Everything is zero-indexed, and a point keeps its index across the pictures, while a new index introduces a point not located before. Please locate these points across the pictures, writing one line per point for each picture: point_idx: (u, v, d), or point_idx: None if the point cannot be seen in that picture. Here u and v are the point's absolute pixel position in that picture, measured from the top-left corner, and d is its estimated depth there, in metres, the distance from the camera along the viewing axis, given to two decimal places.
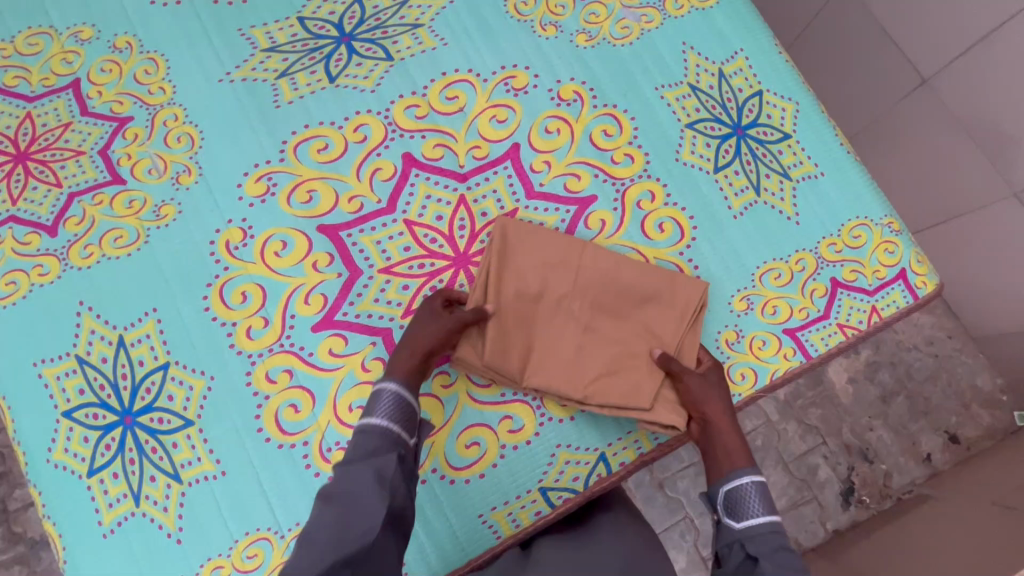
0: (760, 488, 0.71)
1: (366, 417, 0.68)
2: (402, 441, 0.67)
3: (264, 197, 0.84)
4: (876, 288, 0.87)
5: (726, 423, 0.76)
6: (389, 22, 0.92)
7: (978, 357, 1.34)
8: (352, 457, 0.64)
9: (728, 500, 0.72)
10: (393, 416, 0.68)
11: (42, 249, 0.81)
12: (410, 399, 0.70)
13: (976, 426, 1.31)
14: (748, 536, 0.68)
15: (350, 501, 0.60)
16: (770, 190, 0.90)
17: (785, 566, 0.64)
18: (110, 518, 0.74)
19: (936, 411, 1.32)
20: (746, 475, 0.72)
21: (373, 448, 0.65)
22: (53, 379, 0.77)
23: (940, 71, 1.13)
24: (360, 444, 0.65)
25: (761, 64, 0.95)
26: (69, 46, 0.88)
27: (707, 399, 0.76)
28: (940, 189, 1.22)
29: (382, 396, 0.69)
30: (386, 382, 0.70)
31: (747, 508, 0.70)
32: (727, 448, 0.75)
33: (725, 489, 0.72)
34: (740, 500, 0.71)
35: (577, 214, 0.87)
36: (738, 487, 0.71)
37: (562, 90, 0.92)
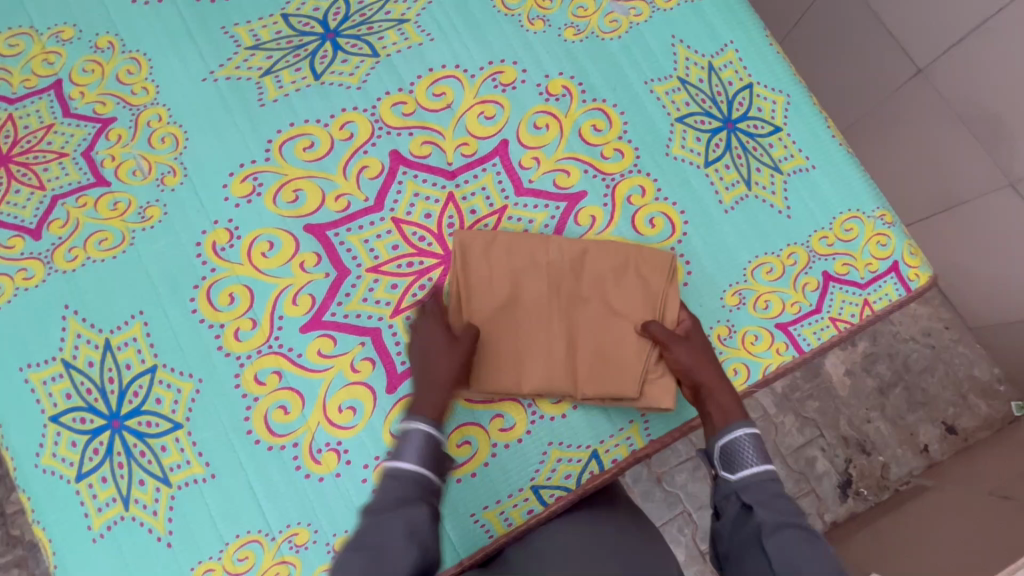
0: (754, 441, 0.71)
1: (395, 459, 0.67)
2: (432, 485, 0.67)
3: (250, 197, 0.83)
4: (869, 281, 0.86)
5: (718, 386, 0.76)
6: (374, 18, 0.91)
7: (975, 347, 1.34)
8: (383, 504, 0.63)
9: (722, 454, 0.72)
10: (422, 459, 0.67)
11: (26, 253, 0.80)
12: (439, 438, 0.69)
13: (972, 416, 1.31)
14: (744, 485, 0.68)
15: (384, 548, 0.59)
16: (761, 184, 0.89)
17: (783, 512, 0.65)
18: (99, 522, 0.74)
19: (933, 401, 1.31)
20: (740, 428, 0.72)
21: (405, 494, 0.64)
22: (39, 383, 0.77)
23: (936, 60, 1.11)
24: (392, 489, 0.64)
25: (752, 55, 0.94)
26: (50, 46, 0.86)
27: (698, 365, 0.76)
28: (936, 179, 1.21)
29: (410, 436, 0.68)
30: (414, 422, 0.69)
31: (742, 458, 0.70)
32: (722, 409, 0.75)
33: (721, 444, 0.72)
34: (734, 451, 0.71)
35: (567, 210, 0.86)
36: (732, 440, 0.72)
37: (551, 85, 0.91)
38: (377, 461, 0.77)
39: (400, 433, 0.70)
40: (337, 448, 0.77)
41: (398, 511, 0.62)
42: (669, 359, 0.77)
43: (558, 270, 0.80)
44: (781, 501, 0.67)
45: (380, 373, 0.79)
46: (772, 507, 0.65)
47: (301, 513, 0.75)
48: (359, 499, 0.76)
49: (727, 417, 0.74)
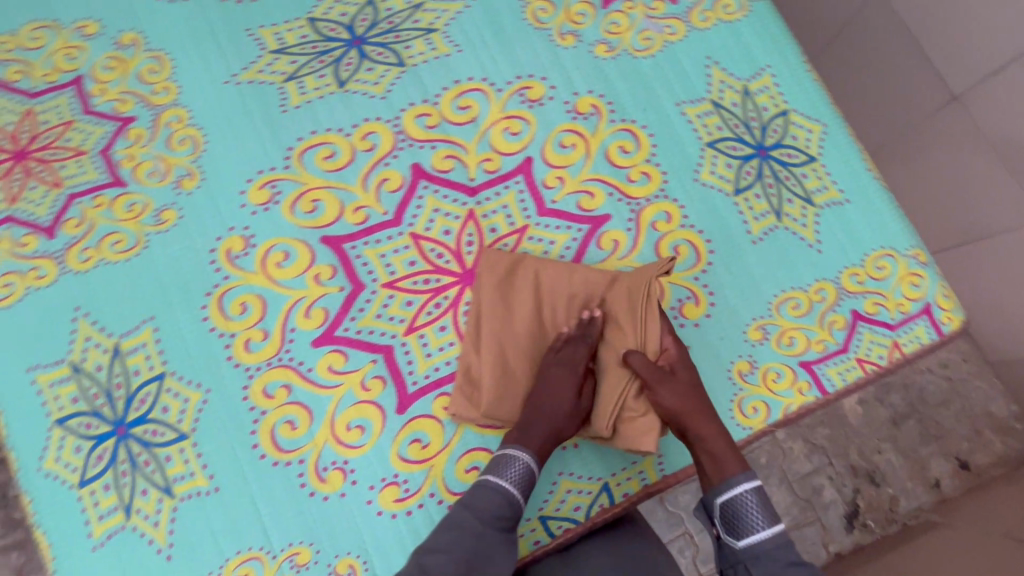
0: (761, 498, 0.64)
1: (494, 477, 0.67)
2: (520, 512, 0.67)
3: (267, 205, 0.81)
4: (898, 322, 0.84)
5: (708, 427, 0.71)
6: (402, 26, 0.89)
7: (993, 384, 1.30)
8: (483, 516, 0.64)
9: (726, 514, 0.66)
10: (523, 488, 0.67)
11: (40, 251, 0.78)
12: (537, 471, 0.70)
13: (988, 454, 1.27)
14: (753, 557, 0.62)
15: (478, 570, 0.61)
16: (792, 216, 0.87)
17: None
18: (100, 531, 0.72)
19: (947, 436, 1.28)
20: (743, 484, 0.65)
21: (502, 514, 0.64)
22: (46, 385, 0.75)
23: (972, 87, 1.08)
24: (492, 509, 0.64)
25: (788, 81, 0.91)
26: (73, 41, 0.85)
27: (685, 408, 0.71)
28: (965, 211, 1.17)
29: (515, 460, 0.68)
30: (520, 450, 0.69)
31: (749, 524, 0.63)
32: (717, 455, 0.69)
33: (722, 502, 0.66)
34: (739, 514, 0.64)
35: (590, 233, 0.84)
36: (734, 498, 0.66)
37: (579, 103, 0.88)
38: (384, 483, 0.75)
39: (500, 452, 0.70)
40: (343, 467, 0.75)
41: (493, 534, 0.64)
42: (654, 401, 0.71)
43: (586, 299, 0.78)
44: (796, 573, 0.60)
45: (391, 393, 0.77)
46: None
47: (303, 532, 0.74)
48: (363, 520, 0.74)
49: (722, 463, 0.69)
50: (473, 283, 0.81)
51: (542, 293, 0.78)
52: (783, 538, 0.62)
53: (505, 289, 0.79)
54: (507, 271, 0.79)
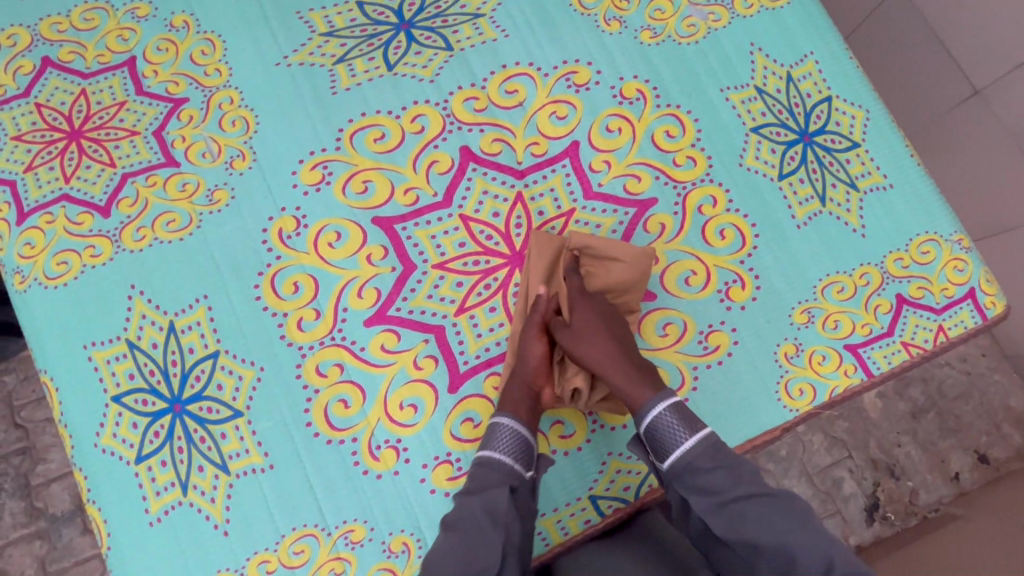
0: (674, 412, 0.68)
1: (480, 448, 0.71)
2: (513, 472, 0.68)
3: (319, 185, 0.82)
4: (943, 307, 0.84)
5: (616, 372, 0.71)
6: (449, 10, 0.90)
7: (1012, 377, 1.31)
8: (468, 489, 0.67)
9: (650, 439, 0.69)
10: (503, 447, 0.69)
11: (95, 230, 0.79)
12: (522, 429, 0.70)
13: (1005, 447, 1.28)
14: (674, 473, 0.67)
15: (469, 533, 0.63)
16: (835, 201, 0.87)
17: (713, 488, 0.65)
18: (157, 507, 0.73)
19: (966, 429, 1.28)
20: (656, 407, 0.68)
21: (487, 483, 0.66)
22: (103, 362, 0.76)
23: (992, 83, 1.08)
24: (476, 475, 0.68)
25: (831, 67, 0.92)
26: (125, 23, 0.86)
27: (592, 359, 0.72)
28: (986, 204, 1.17)
29: (495, 428, 0.70)
30: (499, 416, 0.71)
31: (669, 442, 0.68)
32: (626, 394, 0.70)
33: (643, 429, 0.70)
34: (658, 436, 0.68)
35: (637, 216, 0.85)
36: (653, 421, 0.69)
37: (625, 88, 0.89)
38: (436, 461, 0.75)
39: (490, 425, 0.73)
40: (396, 446, 0.76)
41: (479, 495, 0.66)
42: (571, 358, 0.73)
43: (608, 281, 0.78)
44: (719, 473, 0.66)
45: (443, 372, 0.78)
46: (705, 487, 0.65)
47: (358, 510, 0.74)
48: (416, 498, 0.74)
49: (638, 401, 0.70)
50: (523, 266, 0.81)
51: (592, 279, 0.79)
52: (701, 446, 0.67)
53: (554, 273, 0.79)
54: (555, 257, 0.79)
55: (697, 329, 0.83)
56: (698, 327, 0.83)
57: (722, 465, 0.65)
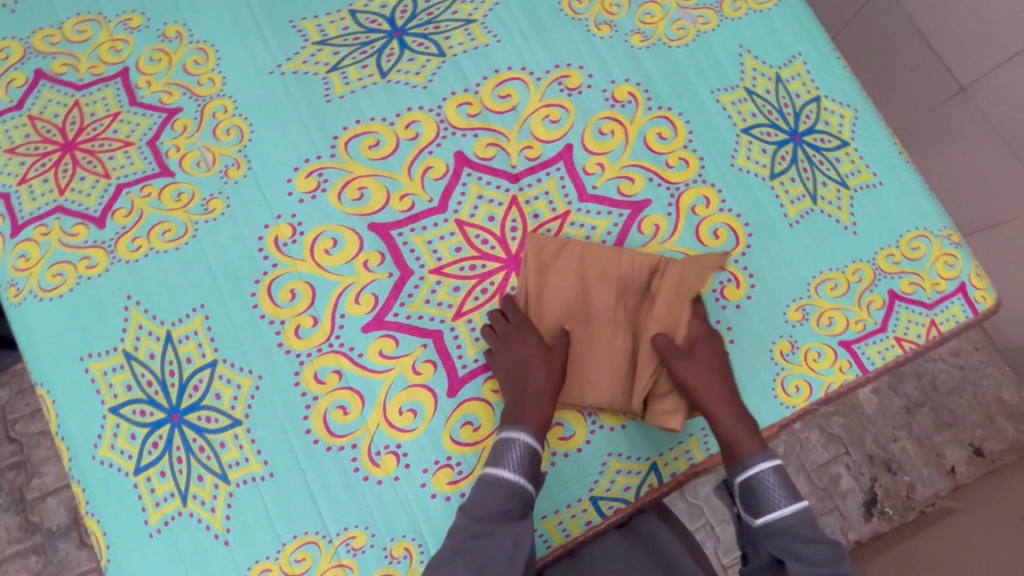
0: (779, 477, 0.69)
1: (495, 466, 0.68)
2: (531, 499, 0.68)
3: (314, 193, 0.82)
4: (935, 301, 0.85)
5: (723, 409, 0.73)
6: (441, 17, 0.90)
7: (1004, 371, 1.32)
8: (485, 513, 0.66)
9: (745, 493, 0.70)
10: (524, 471, 0.68)
11: (90, 241, 0.79)
12: (539, 448, 0.70)
13: (1000, 439, 1.29)
14: (768, 533, 0.67)
15: (486, 564, 0.63)
16: (827, 199, 0.88)
17: (809, 558, 0.64)
18: (157, 517, 0.73)
19: (961, 423, 1.30)
20: (762, 464, 0.70)
21: (509, 510, 0.66)
22: (100, 374, 0.76)
23: (978, 80, 1.10)
24: (495, 500, 0.66)
25: (819, 68, 0.93)
26: (118, 34, 0.86)
27: (701, 387, 0.74)
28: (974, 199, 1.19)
29: (515, 446, 0.68)
30: (518, 432, 0.69)
31: (768, 501, 0.68)
32: (730, 437, 0.72)
33: (740, 481, 0.70)
34: (758, 493, 0.69)
35: (631, 218, 0.85)
36: (752, 477, 0.70)
37: (616, 91, 0.90)
38: (437, 465, 0.75)
39: (500, 436, 0.71)
40: (396, 451, 0.76)
41: (501, 525, 0.65)
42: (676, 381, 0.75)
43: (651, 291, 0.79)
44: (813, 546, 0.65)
45: (441, 376, 0.78)
46: (799, 556, 0.64)
47: (358, 516, 0.74)
48: (416, 503, 0.74)
49: (744, 451, 0.71)
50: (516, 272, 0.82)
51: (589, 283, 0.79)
52: (803, 515, 0.67)
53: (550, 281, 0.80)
54: (551, 259, 0.80)
55: None
56: None
57: (823, 540, 0.65)
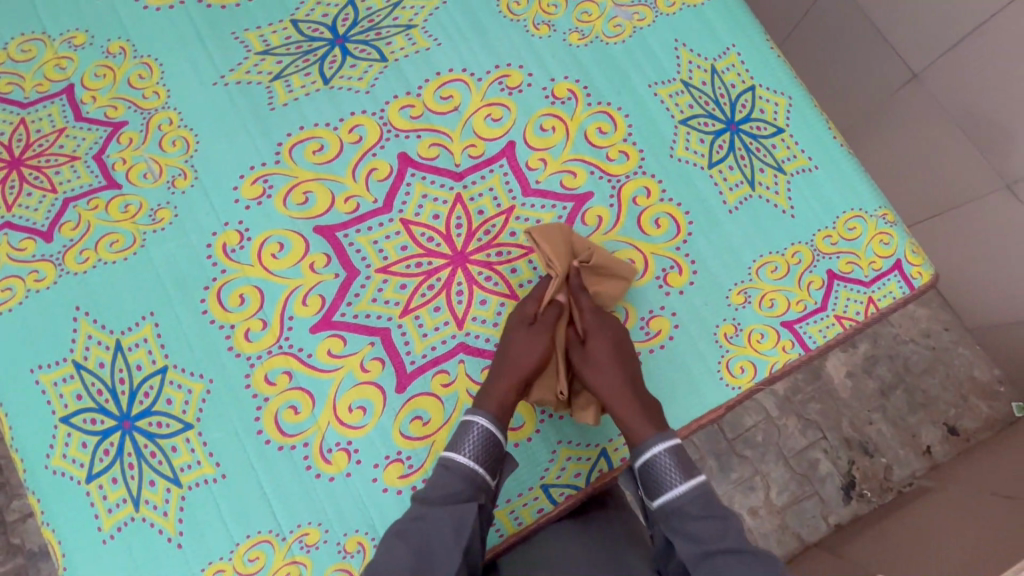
0: (672, 457, 0.71)
1: (452, 450, 0.71)
2: (481, 483, 0.69)
3: (260, 199, 0.84)
4: (873, 279, 0.87)
5: (619, 400, 0.75)
6: (382, 24, 0.93)
7: (974, 350, 1.31)
8: (434, 494, 0.68)
9: (644, 477, 0.72)
10: (479, 456, 0.70)
11: (38, 255, 0.80)
12: (499, 436, 0.72)
13: (973, 418, 1.28)
14: (664, 514, 0.69)
15: (425, 546, 0.64)
16: (764, 184, 0.91)
17: (697, 538, 0.65)
18: (110, 524, 0.74)
19: (934, 403, 1.28)
20: (655, 448, 0.71)
21: (456, 493, 0.68)
22: (50, 385, 0.77)
23: (930, 66, 1.11)
24: (445, 483, 0.68)
25: (755, 59, 0.96)
26: (63, 52, 0.88)
27: (597, 381, 0.76)
28: (925, 183, 1.21)
29: (472, 431, 0.71)
30: (476, 415, 0.72)
31: (662, 483, 0.70)
32: (626, 428, 0.74)
33: (638, 467, 0.73)
34: (653, 475, 0.71)
35: (574, 211, 0.87)
36: (649, 461, 0.72)
37: (556, 88, 0.92)
38: (388, 460, 0.77)
39: (462, 422, 0.74)
40: (347, 448, 0.77)
41: (446, 507, 0.67)
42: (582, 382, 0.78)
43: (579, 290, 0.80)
44: (701, 523, 0.67)
45: (390, 373, 0.79)
46: (690, 534, 0.66)
47: (312, 513, 0.75)
48: (368, 497, 0.76)
49: (639, 439, 0.73)
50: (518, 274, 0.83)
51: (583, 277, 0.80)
52: (693, 493, 0.68)
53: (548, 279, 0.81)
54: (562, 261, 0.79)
55: (638, 316, 0.85)
56: (640, 313, 0.85)
57: (710, 516, 0.67)
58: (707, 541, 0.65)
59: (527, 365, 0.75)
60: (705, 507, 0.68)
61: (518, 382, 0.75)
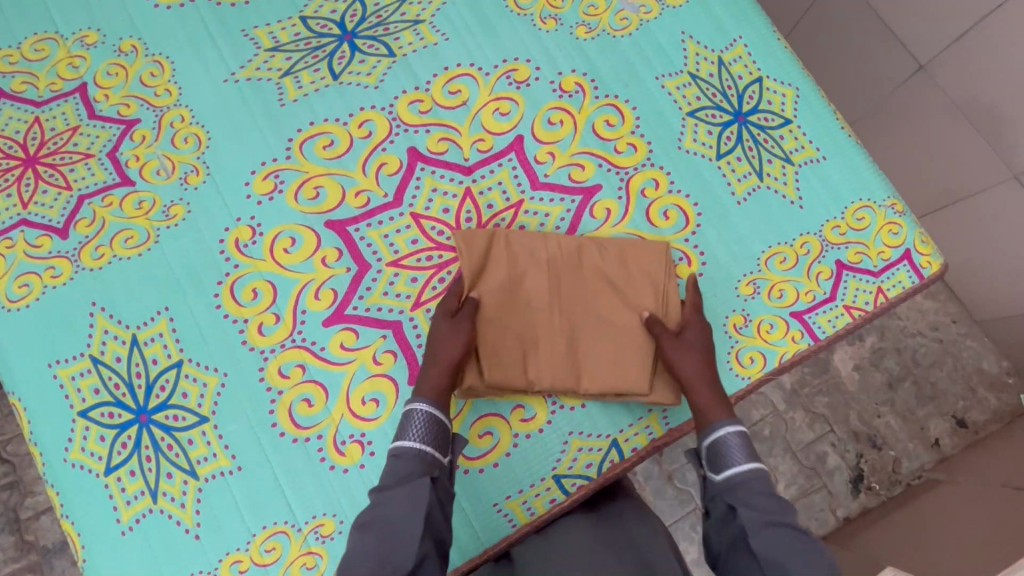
0: (742, 438, 0.70)
1: (399, 438, 0.69)
2: (434, 462, 0.68)
3: (272, 194, 0.84)
4: (881, 269, 0.87)
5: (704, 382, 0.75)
6: (390, 19, 0.93)
7: (982, 342, 1.31)
8: (387, 482, 0.66)
9: (711, 452, 0.71)
10: (425, 437, 0.69)
11: (54, 251, 0.81)
12: (441, 414, 0.71)
13: (983, 410, 1.27)
14: (728, 488, 0.68)
15: (386, 530, 0.61)
16: (772, 175, 0.91)
17: (763, 510, 0.64)
18: (128, 516, 0.75)
19: (943, 395, 1.28)
20: (727, 426, 0.71)
21: (409, 474, 0.66)
22: (68, 379, 0.78)
23: (937, 57, 1.11)
24: (395, 469, 0.66)
25: (761, 51, 0.96)
26: (75, 51, 0.88)
27: (683, 361, 0.76)
28: (930, 174, 1.21)
29: (413, 415, 0.69)
30: (416, 402, 0.70)
31: (731, 458, 0.69)
32: (701, 409, 0.74)
33: (706, 442, 0.72)
34: (721, 451, 0.70)
35: (583, 203, 0.88)
36: (717, 438, 0.71)
37: (564, 82, 0.92)
38: None
39: (404, 413, 0.72)
40: (360, 440, 0.78)
41: (400, 490, 0.64)
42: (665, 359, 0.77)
43: (582, 277, 0.81)
44: (768, 501, 0.66)
45: (402, 365, 0.80)
46: (755, 506, 0.65)
47: (327, 504, 0.76)
48: None
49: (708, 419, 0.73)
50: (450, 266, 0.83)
51: (520, 265, 0.81)
52: (761, 473, 0.68)
53: (484, 271, 0.80)
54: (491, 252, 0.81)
55: None
56: None
57: (776, 495, 0.66)
58: (774, 515, 0.64)
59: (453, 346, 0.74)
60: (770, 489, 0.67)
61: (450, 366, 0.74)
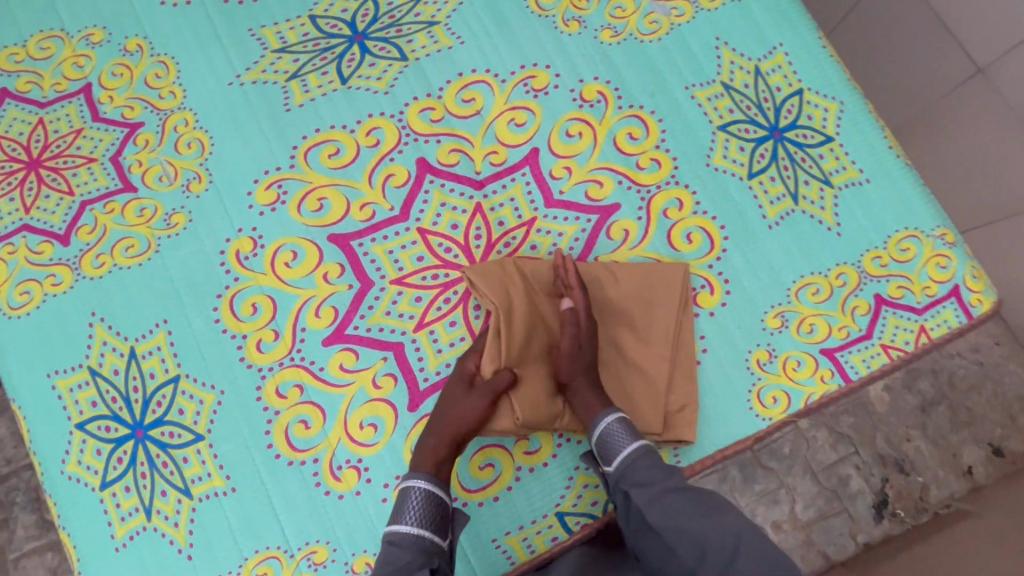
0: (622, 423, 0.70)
1: (395, 521, 0.66)
2: (433, 548, 0.65)
3: (274, 205, 0.81)
4: (925, 306, 0.81)
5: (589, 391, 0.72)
6: (403, 20, 0.88)
7: None
8: (383, 573, 0.63)
9: (599, 446, 0.71)
10: (423, 521, 0.66)
11: (55, 258, 0.80)
12: (442, 493, 0.68)
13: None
14: (619, 475, 0.68)
15: None
16: (809, 198, 0.84)
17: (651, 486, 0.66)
18: (122, 532, 0.74)
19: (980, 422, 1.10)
20: (608, 417, 0.70)
21: (408, 568, 0.63)
22: (66, 390, 0.77)
23: (997, 59, 0.98)
24: (392, 558, 0.64)
25: (803, 60, 0.88)
26: (81, 49, 0.86)
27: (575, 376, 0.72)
28: None
29: (413, 497, 0.66)
30: (415, 480, 0.67)
31: (614, 447, 0.69)
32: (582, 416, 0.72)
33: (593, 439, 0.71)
34: (606, 443, 0.70)
35: (599, 223, 0.82)
36: (602, 432, 0.70)
37: (585, 90, 0.86)
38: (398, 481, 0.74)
39: (401, 489, 0.69)
40: (357, 466, 0.75)
41: None
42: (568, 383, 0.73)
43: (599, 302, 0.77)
44: (653, 472, 0.67)
45: (402, 390, 0.77)
46: (643, 483, 0.66)
47: (320, 531, 0.73)
48: (377, 518, 0.74)
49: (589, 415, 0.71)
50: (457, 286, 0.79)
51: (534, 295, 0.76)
52: (643, 449, 0.68)
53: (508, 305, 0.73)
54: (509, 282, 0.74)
55: None
56: None
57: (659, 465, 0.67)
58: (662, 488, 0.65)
59: (467, 410, 0.71)
60: (655, 461, 0.68)
61: (447, 437, 0.70)
